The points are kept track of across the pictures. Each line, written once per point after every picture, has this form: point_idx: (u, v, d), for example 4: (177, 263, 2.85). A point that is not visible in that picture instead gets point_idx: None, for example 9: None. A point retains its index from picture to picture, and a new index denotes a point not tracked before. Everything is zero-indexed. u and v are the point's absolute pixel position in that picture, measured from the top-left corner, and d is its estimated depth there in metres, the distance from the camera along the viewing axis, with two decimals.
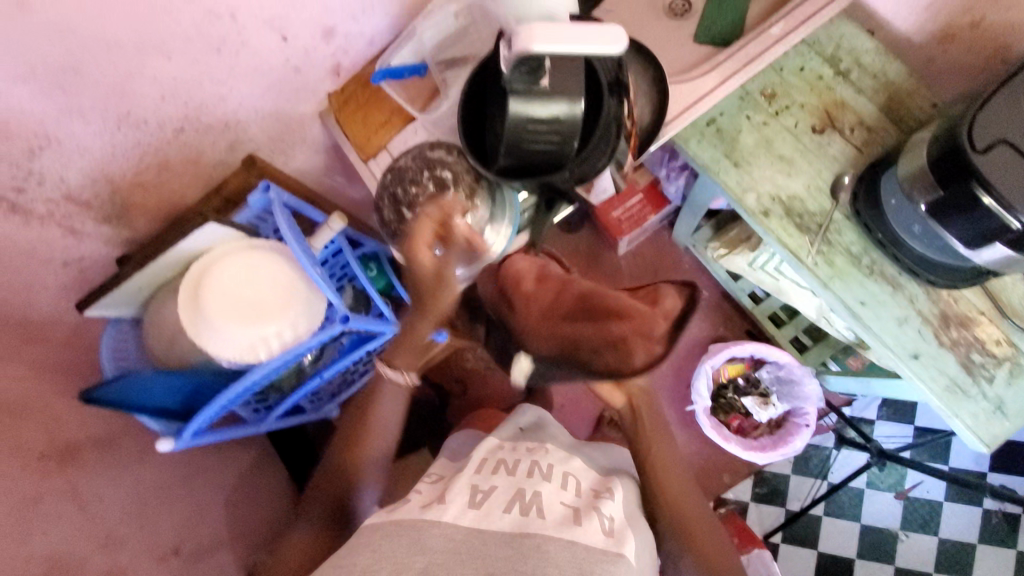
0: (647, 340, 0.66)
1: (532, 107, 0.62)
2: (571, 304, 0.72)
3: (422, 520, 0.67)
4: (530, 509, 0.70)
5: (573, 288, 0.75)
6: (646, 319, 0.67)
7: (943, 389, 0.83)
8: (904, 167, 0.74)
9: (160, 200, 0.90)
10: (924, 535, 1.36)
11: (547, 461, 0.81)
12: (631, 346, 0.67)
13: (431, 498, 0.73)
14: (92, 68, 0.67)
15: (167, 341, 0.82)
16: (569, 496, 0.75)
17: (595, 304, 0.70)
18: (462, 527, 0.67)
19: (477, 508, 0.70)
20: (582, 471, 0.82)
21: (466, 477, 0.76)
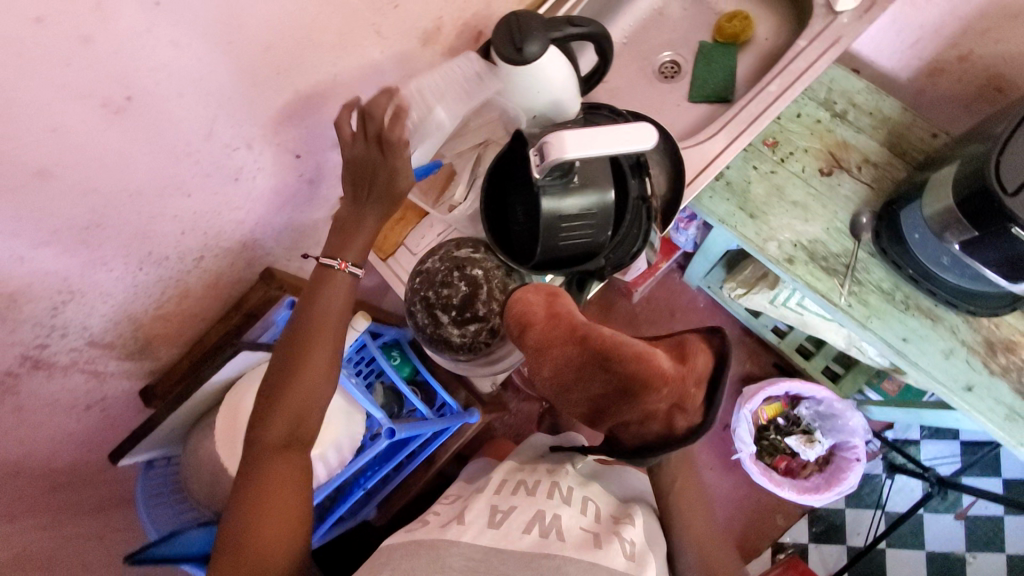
0: (682, 410, 0.60)
1: (563, 204, 0.62)
2: (588, 355, 0.61)
3: (441, 540, 0.65)
4: (549, 532, 0.67)
5: (587, 332, 0.62)
6: (682, 389, 0.59)
7: (1004, 418, 0.81)
8: (934, 207, 0.74)
9: (182, 327, 0.88)
10: (992, 553, 1.31)
11: (567, 482, 0.78)
12: (671, 417, 0.60)
13: (449, 519, 0.71)
14: (113, 219, 0.66)
15: (206, 480, 0.78)
16: (590, 519, 0.71)
17: (615, 363, 0.59)
18: (481, 546, 0.64)
19: (496, 529, 0.68)
20: (603, 495, 0.78)
21: (486, 497, 0.74)
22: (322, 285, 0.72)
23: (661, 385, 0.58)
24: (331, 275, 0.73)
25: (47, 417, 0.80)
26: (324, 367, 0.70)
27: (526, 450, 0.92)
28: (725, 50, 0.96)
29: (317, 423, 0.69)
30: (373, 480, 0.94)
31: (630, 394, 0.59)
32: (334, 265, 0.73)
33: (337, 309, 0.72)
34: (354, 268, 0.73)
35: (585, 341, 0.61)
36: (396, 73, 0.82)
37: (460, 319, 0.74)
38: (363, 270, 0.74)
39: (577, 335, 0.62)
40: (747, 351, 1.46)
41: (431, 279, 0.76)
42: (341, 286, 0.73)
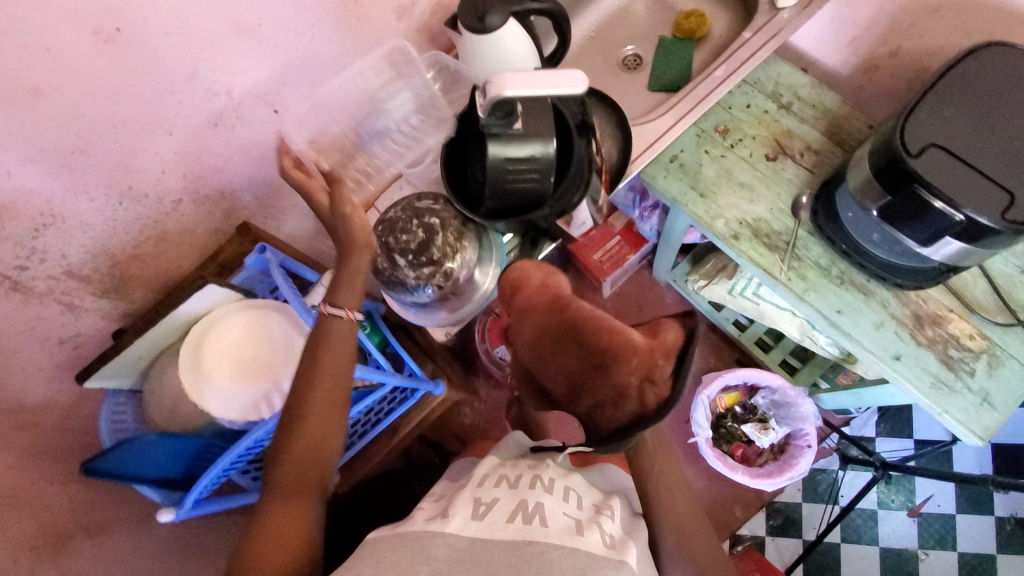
0: (653, 385, 0.62)
1: (509, 149, 0.68)
2: (565, 325, 0.67)
3: (425, 532, 0.64)
4: (532, 518, 0.65)
5: (568, 304, 0.69)
6: (648, 364, 0.64)
7: (929, 386, 0.85)
8: (857, 181, 0.80)
9: (158, 272, 0.93)
10: (943, 551, 1.33)
11: (550, 475, 0.76)
12: (642, 392, 0.63)
13: (434, 513, 0.69)
14: (97, 147, 0.72)
15: (166, 411, 0.83)
16: (572, 507, 0.70)
17: (588, 332, 0.65)
18: (464, 536, 0.62)
19: (479, 520, 0.65)
20: (584, 487, 0.77)
21: (469, 491, 0.72)
22: (329, 333, 0.72)
23: (628, 357, 0.63)
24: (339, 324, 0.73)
25: (22, 346, 0.83)
26: (333, 387, 0.71)
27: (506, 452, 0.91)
28: (683, 45, 1.04)
29: (327, 450, 0.69)
30: None
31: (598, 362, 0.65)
32: (345, 315, 0.73)
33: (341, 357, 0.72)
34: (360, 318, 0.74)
35: (565, 311, 0.68)
36: (374, 42, 0.90)
37: (415, 263, 0.79)
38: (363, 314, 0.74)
39: (558, 303, 0.69)
40: (711, 347, 1.50)
41: (392, 226, 0.80)
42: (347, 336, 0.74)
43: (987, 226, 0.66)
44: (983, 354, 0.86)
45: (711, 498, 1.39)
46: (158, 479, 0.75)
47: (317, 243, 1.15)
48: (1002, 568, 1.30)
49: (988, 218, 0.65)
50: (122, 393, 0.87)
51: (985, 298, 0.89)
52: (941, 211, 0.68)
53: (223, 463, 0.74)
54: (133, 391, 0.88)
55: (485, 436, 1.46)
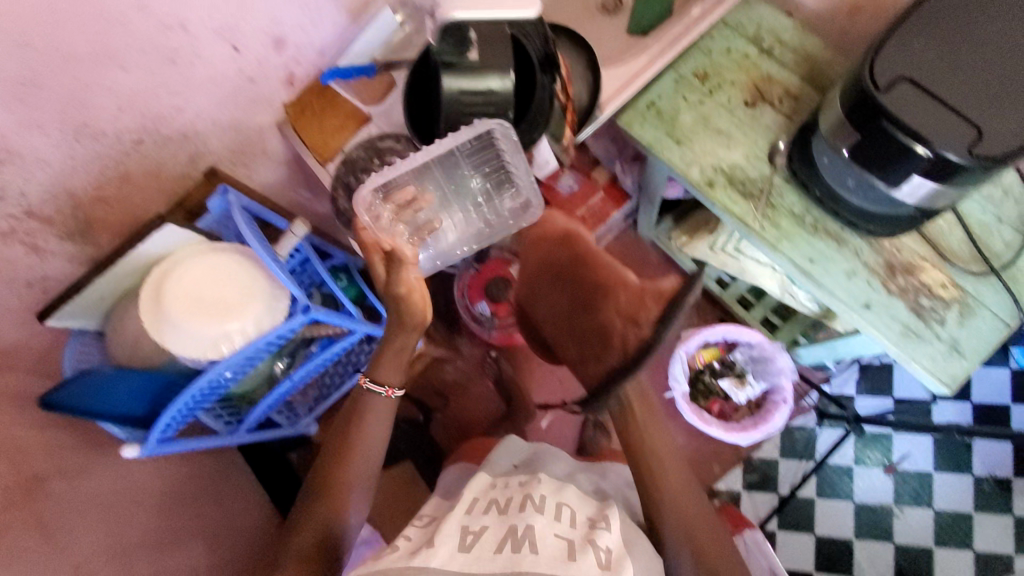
0: (636, 327, 0.73)
1: (464, 82, 0.68)
2: (569, 258, 0.87)
3: (410, 567, 0.65)
4: (521, 545, 0.67)
5: (573, 244, 0.88)
6: (649, 305, 0.74)
7: (898, 335, 0.85)
8: (826, 123, 0.79)
9: (124, 216, 0.91)
10: (919, 508, 1.33)
11: (540, 491, 0.78)
12: (625, 332, 0.74)
13: (418, 545, 0.71)
14: (48, 81, 0.70)
15: (128, 348, 0.85)
16: (564, 526, 0.73)
17: (580, 266, 0.85)
18: (449, 573, 0.65)
19: (467, 551, 0.68)
20: (577, 501, 0.80)
21: (456, 517, 0.74)
22: (369, 407, 0.85)
23: (621, 294, 0.78)
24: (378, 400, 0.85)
25: None
26: (363, 472, 0.83)
27: (499, 466, 0.95)
28: None
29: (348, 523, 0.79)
30: (302, 371, 0.97)
31: (590, 303, 0.80)
32: (384, 392, 0.86)
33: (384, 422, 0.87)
34: (398, 395, 0.87)
35: (572, 243, 0.89)
36: None
37: (377, 201, 0.81)
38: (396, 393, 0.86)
39: (567, 238, 0.89)
40: (694, 307, 1.49)
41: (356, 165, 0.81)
42: (383, 408, 0.87)
43: (954, 163, 0.66)
44: (954, 303, 0.85)
45: (690, 454, 1.42)
46: (123, 416, 0.78)
47: (290, 193, 1.14)
48: (978, 527, 1.30)
49: (956, 154, 0.65)
50: (87, 334, 0.94)
51: (960, 247, 0.88)
52: (920, 155, 0.67)
53: (183, 401, 0.77)
54: (97, 333, 0.95)
55: (467, 393, 1.48)
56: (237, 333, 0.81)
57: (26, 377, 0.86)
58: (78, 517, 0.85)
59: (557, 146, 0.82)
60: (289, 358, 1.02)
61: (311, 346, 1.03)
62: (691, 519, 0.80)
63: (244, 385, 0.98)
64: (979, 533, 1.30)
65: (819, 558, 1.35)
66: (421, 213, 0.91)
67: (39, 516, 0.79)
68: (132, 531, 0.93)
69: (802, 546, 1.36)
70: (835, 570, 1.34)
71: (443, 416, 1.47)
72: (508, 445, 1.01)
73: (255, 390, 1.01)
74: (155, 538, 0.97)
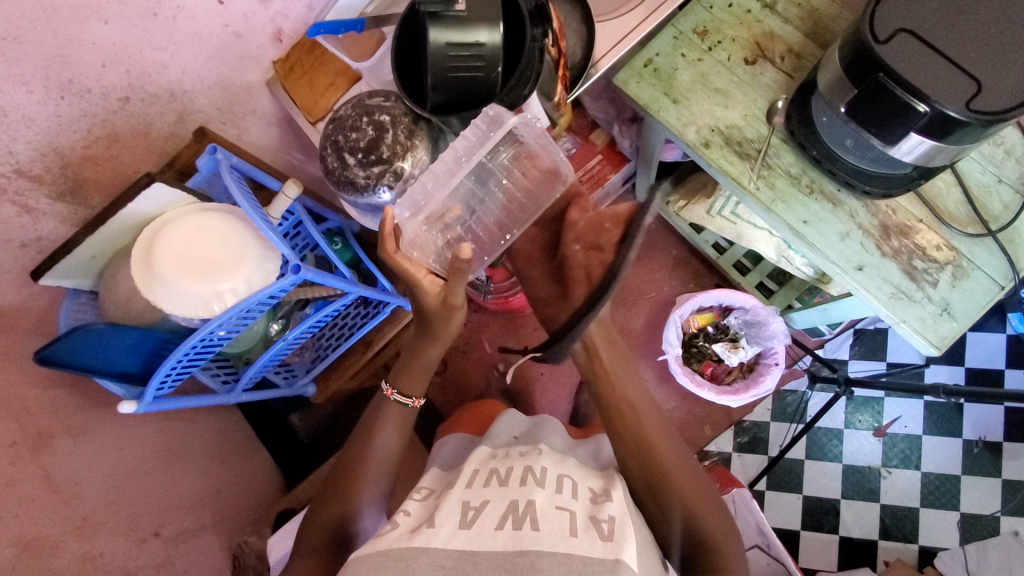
0: (597, 252, 0.81)
1: (453, 34, 0.67)
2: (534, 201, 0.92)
3: (411, 548, 0.65)
4: (522, 521, 0.68)
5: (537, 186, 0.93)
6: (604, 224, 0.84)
7: (888, 297, 0.85)
8: (824, 79, 0.77)
9: (114, 176, 0.90)
10: (906, 470, 1.36)
11: (540, 466, 0.80)
12: (589, 259, 0.82)
13: (419, 523, 0.71)
14: (29, 35, 0.69)
15: (122, 308, 0.86)
16: (565, 499, 0.73)
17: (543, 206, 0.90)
18: (451, 551, 0.65)
19: (468, 529, 0.68)
20: (577, 473, 0.82)
21: (458, 493, 0.75)
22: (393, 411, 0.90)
23: (579, 224, 0.85)
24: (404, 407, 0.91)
25: None
26: (377, 471, 0.87)
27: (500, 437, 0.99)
28: None
29: (360, 518, 0.83)
30: (296, 332, 0.98)
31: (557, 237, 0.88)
32: (411, 402, 0.91)
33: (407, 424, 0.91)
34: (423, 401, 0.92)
35: None
36: None
37: (365, 161, 0.78)
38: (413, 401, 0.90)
39: None
40: (691, 272, 1.49)
41: (342, 124, 0.79)
42: (409, 418, 0.92)
43: (952, 119, 0.65)
44: (948, 265, 0.85)
45: (682, 416, 1.44)
46: (119, 373, 0.82)
47: (283, 155, 1.13)
48: (964, 489, 1.33)
49: (955, 110, 0.64)
50: (82, 292, 0.93)
51: (958, 209, 0.86)
52: (919, 113, 0.66)
53: (177, 357, 0.78)
54: (93, 291, 0.94)
55: (464, 356, 1.50)
56: (229, 292, 0.81)
57: (29, 338, 0.85)
58: (83, 472, 0.87)
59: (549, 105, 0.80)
60: (283, 319, 1.03)
61: (305, 309, 1.04)
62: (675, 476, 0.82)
63: (238, 344, 0.99)
64: (964, 495, 1.33)
65: (806, 517, 1.38)
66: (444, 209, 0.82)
67: (45, 470, 0.82)
68: (136, 487, 0.96)
69: (790, 505, 1.39)
70: (822, 529, 1.37)
71: (441, 379, 1.49)
72: (509, 417, 1.06)
73: (252, 350, 1.02)
74: (159, 493, 1.00)
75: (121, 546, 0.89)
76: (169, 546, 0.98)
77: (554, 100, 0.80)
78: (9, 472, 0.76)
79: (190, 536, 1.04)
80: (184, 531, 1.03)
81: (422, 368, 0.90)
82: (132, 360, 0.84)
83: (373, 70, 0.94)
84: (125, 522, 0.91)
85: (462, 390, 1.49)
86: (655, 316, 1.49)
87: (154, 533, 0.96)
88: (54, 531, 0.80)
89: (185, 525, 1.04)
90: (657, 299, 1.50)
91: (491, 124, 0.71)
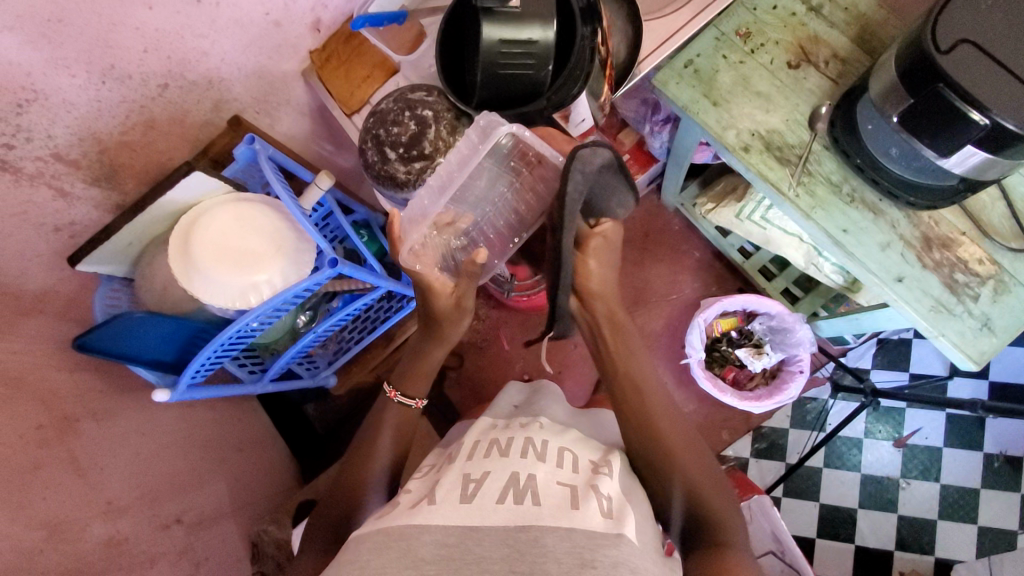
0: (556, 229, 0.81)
1: (506, 31, 0.68)
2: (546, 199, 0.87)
3: (411, 525, 0.63)
4: (524, 495, 0.65)
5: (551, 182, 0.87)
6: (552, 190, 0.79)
7: (928, 309, 0.83)
8: (875, 86, 0.76)
9: (149, 163, 0.89)
10: (925, 482, 1.35)
11: (541, 438, 0.77)
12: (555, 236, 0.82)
13: (420, 497, 0.69)
14: (75, 18, 0.68)
15: (157, 296, 0.89)
16: (567, 474, 0.71)
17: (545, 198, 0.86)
18: (452, 528, 0.62)
19: (468, 501, 0.65)
20: (578, 444, 0.80)
21: (458, 467, 0.72)
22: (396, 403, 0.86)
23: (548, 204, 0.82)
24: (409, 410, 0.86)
25: (19, 231, 0.77)
26: (382, 454, 0.81)
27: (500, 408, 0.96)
28: None
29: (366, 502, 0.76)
30: (325, 326, 0.98)
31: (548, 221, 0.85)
32: (414, 403, 0.86)
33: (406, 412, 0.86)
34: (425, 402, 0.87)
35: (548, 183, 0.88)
36: None
37: (407, 156, 0.81)
38: (416, 399, 0.86)
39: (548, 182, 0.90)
40: (714, 275, 1.48)
41: (383, 118, 0.82)
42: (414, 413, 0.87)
43: (1011, 132, 0.63)
44: (990, 279, 0.83)
45: (701, 420, 1.43)
46: (152, 361, 0.83)
47: (313, 146, 1.12)
48: (984, 503, 1.32)
49: (1014, 123, 0.63)
50: (115, 279, 0.94)
51: (1001, 223, 0.85)
52: (975, 123, 0.65)
53: (212, 348, 0.79)
54: (126, 278, 0.96)
55: (482, 353, 1.49)
56: (264, 284, 0.83)
57: (56, 322, 0.84)
58: (110, 458, 0.87)
59: (594, 101, 0.80)
60: (311, 312, 1.03)
61: (332, 301, 1.04)
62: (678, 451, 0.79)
63: (266, 336, 0.99)
64: (984, 509, 1.32)
65: (822, 525, 1.38)
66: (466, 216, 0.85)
67: (72, 454, 0.81)
68: (160, 474, 0.95)
69: (806, 513, 1.39)
70: (838, 538, 1.37)
71: (458, 374, 1.49)
72: (509, 390, 1.03)
73: (278, 342, 1.03)
74: (182, 480, 0.99)
75: (145, 530, 0.88)
76: (191, 533, 0.97)
77: (602, 100, 0.81)
78: (36, 456, 0.76)
79: (212, 523, 1.03)
80: (206, 518, 1.02)
81: (426, 369, 0.88)
82: (167, 348, 0.85)
83: (415, 63, 0.94)
84: (150, 508, 0.91)
85: (479, 387, 1.48)
86: (676, 319, 1.48)
87: (176, 520, 0.95)
88: (80, 514, 0.79)
89: (207, 512, 1.03)
90: (680, 301, 1.49)
91: (483, 135, 0.72)
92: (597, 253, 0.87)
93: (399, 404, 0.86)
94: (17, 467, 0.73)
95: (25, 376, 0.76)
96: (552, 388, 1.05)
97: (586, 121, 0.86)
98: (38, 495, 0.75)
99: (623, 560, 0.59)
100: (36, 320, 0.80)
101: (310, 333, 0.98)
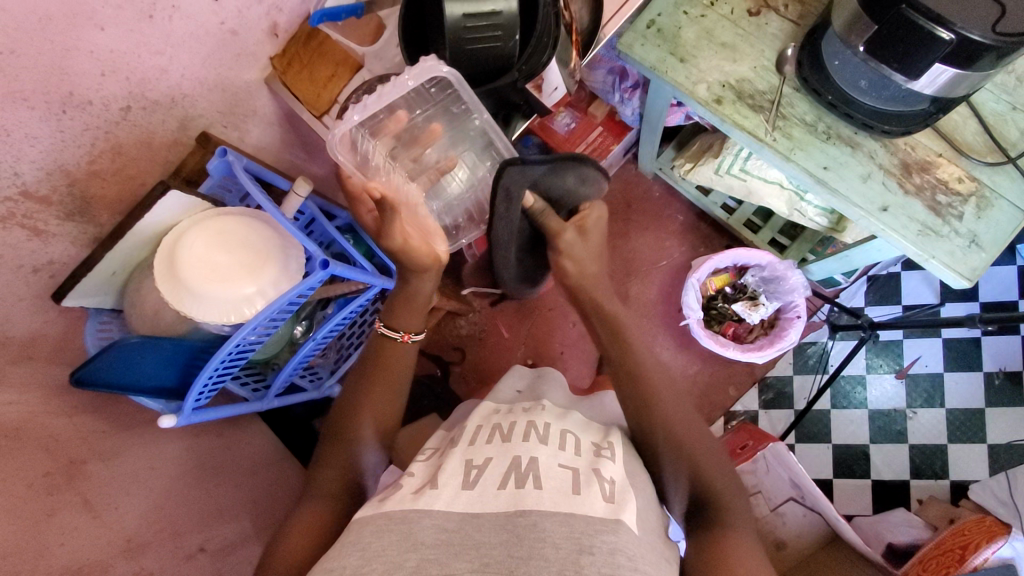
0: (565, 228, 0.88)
1: (468, 6, 0.68)
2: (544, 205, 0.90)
3: (413, 510, 0.62)
4: (526, 479, 0.64)
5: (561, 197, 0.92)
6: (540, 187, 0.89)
7: (917, 234, 0.85)
8: (838, 20, 0.78)
9: (121, 190, 0.87)
10: (931, 408, 1.38)
11: (543, 420, 0.76)
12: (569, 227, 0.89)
13: (422, 482, 0.68)
14: (27, 48, 0.66)
15: (151, 321, 0.89)
16: (568, 456, 0.69)
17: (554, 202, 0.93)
18: (453, 514, 0.61)
19: (471, 489, 0.65)
20: (581, 426, 0.78)
21: (461, 452, 0.71)
22: (386, 353, 0.84)
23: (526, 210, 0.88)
24: (393, 346, 0.85)
25: None
26: (382, 416, 0.81)
27: (504, 393, 0.95)
28: None
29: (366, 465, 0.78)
30: (323, 331, 0.97)
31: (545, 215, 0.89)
32: (398, 336, 0.85)
33: (391, 391, 0.82)
34: (415, 338, 0.86)
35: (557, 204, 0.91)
36: None
37: None
38: (399, 330, 0.84)
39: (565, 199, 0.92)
40: (700, 236, 1.49)
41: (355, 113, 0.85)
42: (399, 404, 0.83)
43: (977, 43, 0.66)
44: (971, 197, 0.85)
45: (706, 378, 1.45)
46: (154, 389, 0.83)
47: (284, 156, 1.11)
48: (990, 421, 1.35)
49: (980, 34, 0.65)
50: (104, 312, 0.92)
51: (974, 141, 0.87)
52: (943, 41, 0.67)
53: (213, 366, 0.79)
54: (115, 310, 0.94)
55: (483, 344, 1.49)
56: (258, 295, 0.83)
57: (47, 367, 0.82)
58: (125, 495, 0.85)
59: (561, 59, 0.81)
60: (307, 322, 1.03)
61: (327, 308, 1.04)
62: (672, 419, 0.76)
63: (266, 351, 0.99)
64: (991, 426, 1.35)
65: (838, 465, 1.40)
66: (427, 153, 0.87)
67: (83, 498, 0.79)
68: (177, 504, 0.93)
69: (821, 455, 1.41)
70: (854, 476, 1.39)
71: (462, 368, 1.49)
72: (511, 375, 1.02)
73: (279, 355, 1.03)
74: (201, 509, 0.97)
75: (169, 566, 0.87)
76: (216, 561, 0.96)
77: (572, 66, 0.87)
78: (46, 504, 0.74)
79: (238, 548, 1.01)
80: (229, 544, 1.00)
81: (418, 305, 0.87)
82: (166, 374, 0.85)
83: (379, 56, 0.93)
84: (170, 540, 0.89)
85: (484, 377, 1.47)
86: (669, 283, 1.48)
87: (198, 549, 0.94)
88: (98, 556, 0.78)
89: (230, 537, 1.01)
90: (670, 266, 1.49)
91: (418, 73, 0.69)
92: (572, 249, 0.88)
93: (384, 334, 0.85)
94: (29, 516, 0.72)
95: (22, 426, 0.74)
96: (547, 370, 1.04)
97: (558, 90, 0.89)
98: (51, 540, 0.73)
99: (622, 547, 0.58)
100: (27, 365, 0.79)
101: (309, 341, 0.98)
